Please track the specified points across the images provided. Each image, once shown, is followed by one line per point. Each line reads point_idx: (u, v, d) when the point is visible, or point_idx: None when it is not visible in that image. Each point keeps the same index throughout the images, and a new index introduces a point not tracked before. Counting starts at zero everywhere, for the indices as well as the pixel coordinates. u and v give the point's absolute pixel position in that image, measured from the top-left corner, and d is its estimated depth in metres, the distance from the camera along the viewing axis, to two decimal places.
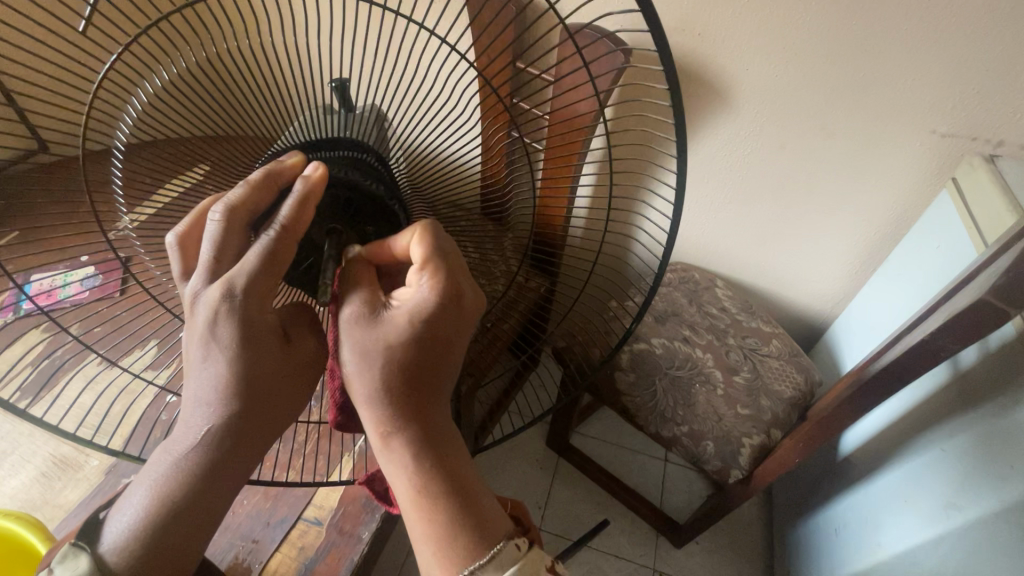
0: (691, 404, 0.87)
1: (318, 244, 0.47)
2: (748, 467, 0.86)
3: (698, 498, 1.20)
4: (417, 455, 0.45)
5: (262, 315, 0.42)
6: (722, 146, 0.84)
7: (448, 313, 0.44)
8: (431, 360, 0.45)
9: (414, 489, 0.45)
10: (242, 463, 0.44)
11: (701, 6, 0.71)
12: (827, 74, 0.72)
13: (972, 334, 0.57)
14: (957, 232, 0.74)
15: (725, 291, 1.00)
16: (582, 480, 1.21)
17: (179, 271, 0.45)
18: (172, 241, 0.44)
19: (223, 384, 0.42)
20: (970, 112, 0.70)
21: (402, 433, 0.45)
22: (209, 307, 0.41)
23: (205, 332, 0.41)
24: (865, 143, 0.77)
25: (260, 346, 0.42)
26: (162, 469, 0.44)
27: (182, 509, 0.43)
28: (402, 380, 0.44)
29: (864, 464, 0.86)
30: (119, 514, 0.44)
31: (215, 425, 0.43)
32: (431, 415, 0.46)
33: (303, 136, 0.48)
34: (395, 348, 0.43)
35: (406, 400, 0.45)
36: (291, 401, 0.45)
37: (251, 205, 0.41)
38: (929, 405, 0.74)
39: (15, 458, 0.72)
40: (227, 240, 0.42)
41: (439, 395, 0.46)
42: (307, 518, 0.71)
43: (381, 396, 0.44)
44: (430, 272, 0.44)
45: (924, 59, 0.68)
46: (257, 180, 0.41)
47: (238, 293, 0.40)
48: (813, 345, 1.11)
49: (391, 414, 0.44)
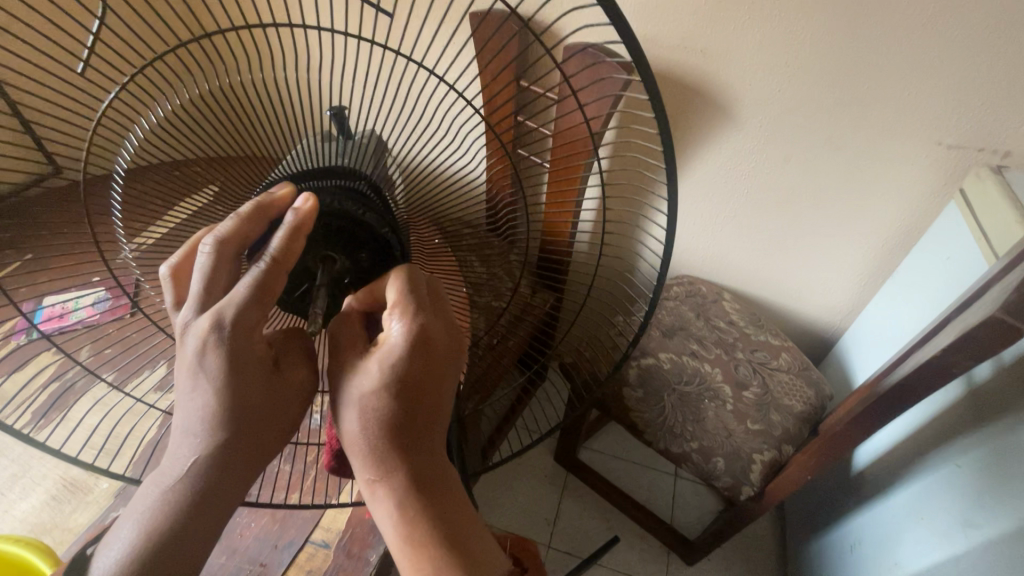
0: (699, 420, 0.86)
1: (311, 271, 0.48)
2: (759, 484, 0.85)
3: (709, 514, 1.18)
4: (404, 503, 0.44)
5: (251, 345, 0.42)
6: (726, 161, 0.84)
7: (428, 355, 0.44)
8: (416, 404, 0.43)
9: (403, 536, 0.44)
10: (228, 493, 0.44)
11: (701, 25, 0.72)
12: (831, 89, 0.72)
13: (984, 350, 0.57)
14: (966, 245, 0.73)
15: (732, 305, 0.99)
16: (591, 496, 1.20)
17: (173, 300, 0.45)
18: (165, 273, 0.45)
19: (211, 414, 0.42)
20: (976, 124, 0.70)
21: (388, 481, 0.44)
22: (198, 337, 0.41)
23: (192, 362, 0.41)
24: (869, 156, 0.77)
25: (248, 377, 0.42)
26: (152, 503, 0.43)
27: (169, 544, 0.42)
28: (385, 429, 0.43)
29: (879, 480, 0.85)
30: (107, 551, 0.42)
31: (201, 456, 0.42)
32: (420, 458, 0.44)
33: (301, 164, 0.50)
34: (377, 393, 0.42)
35: (393, 447, 0.43)
36: (275, 432, 0.45)
37: (241, 235, 0.42)
38: (942, 419, 0.73)
39: (25, 482, 0.73)
40: (217, 272, 0.42)
41: (432, 443, 0.45)
42: (314, 540, 0.71)
43: (368, 447, 0.43)
44: (405, 315, 0.43)
45: (926, 73, 0.68)
46: (250, 212, 0.42)
47: (227, 325, 0.41)
48: (823, 358, 1.10)
49: (375, 463, 0.43)
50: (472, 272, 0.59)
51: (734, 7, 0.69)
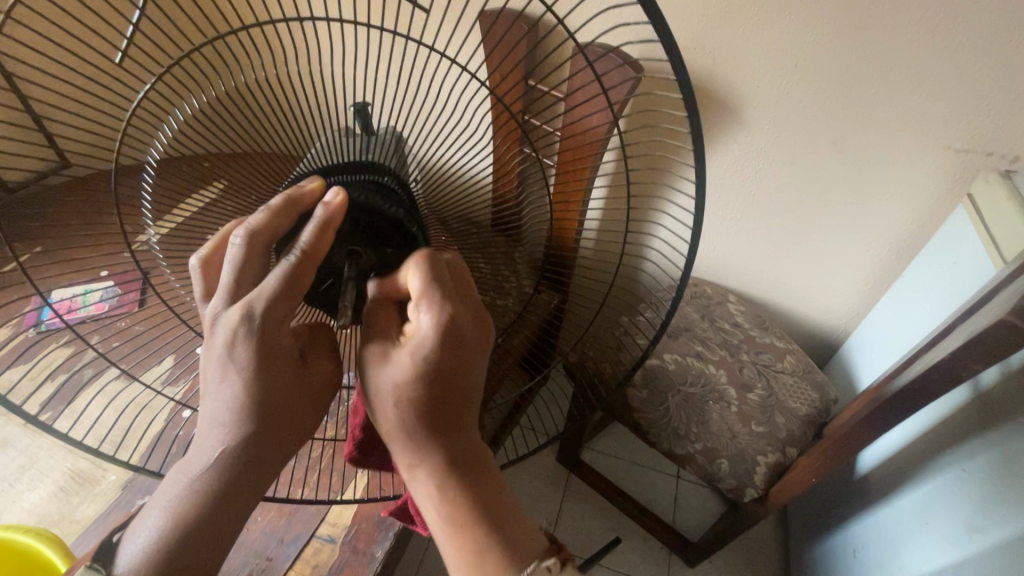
0: (704, 421, 0.86)
1: (337, 266, 0.48)
2: (763, 486, 0.85)
3: (712, 516, 1.18)
4: (442, 487, 0.45)
5: (279, 337, 0.42)
6: (734, 161, 0.84)
7: (456, 342, 0.43)
8: (447, 390, 0.44)
9: (443, 518, 0.46)
10: (254, 484, 0.44)
11: (711, 26, 0.72)
12: (840, 91, 0.72)
13: (991, 355, 0.56)
14: (975, 249, 0.73)
15: (737, 307, 0.99)
16: (593, 497, 1.20)
17: (201, 292, 0.46)
18: (195, 264, 0.45)
19: (236, 406, 0.42)
20: (985, 128, 0.70)
21: (425, 464, 0.45)
22: (228, 328, 0.41)
23: (221, 352, 0.42)
24: (877, 159, 0.77)
25: (276, 369, 0.43)
26: (179, 491, 0.43)
27: (197, 532, 0.43)
28: (420, 417, 0.44)
29: (883, 485, 0.84)
30: (134, 538, 0.43)
31: (229, 447, 0.42)
32: (454, 441, 0.45)
33: (323, 159, 0.50)
34: (409, 383, 0.43)
35: (427, 432, 0.44)
36: (301, 425, 0.45)
37: (271, 229, 0.42)
38: (948, 424, 0.73)
39: (34, 473, 0.73)
40: (247, 265, 0.43)
41: (467, 430, 0.46)
42: (320, 535, 0.71)
43: (404, 433, 0.45)
44: (431, 304, 0.43)
45: (934, 76, 0.68)
46: (281, 205, 0.43)
47: (257, 317, 0.41)
48: (827, 361, 1.10)
49: (412, 449, 0.45)
50: (477, 270, 0.59)
51: (744, 8, 0.69)
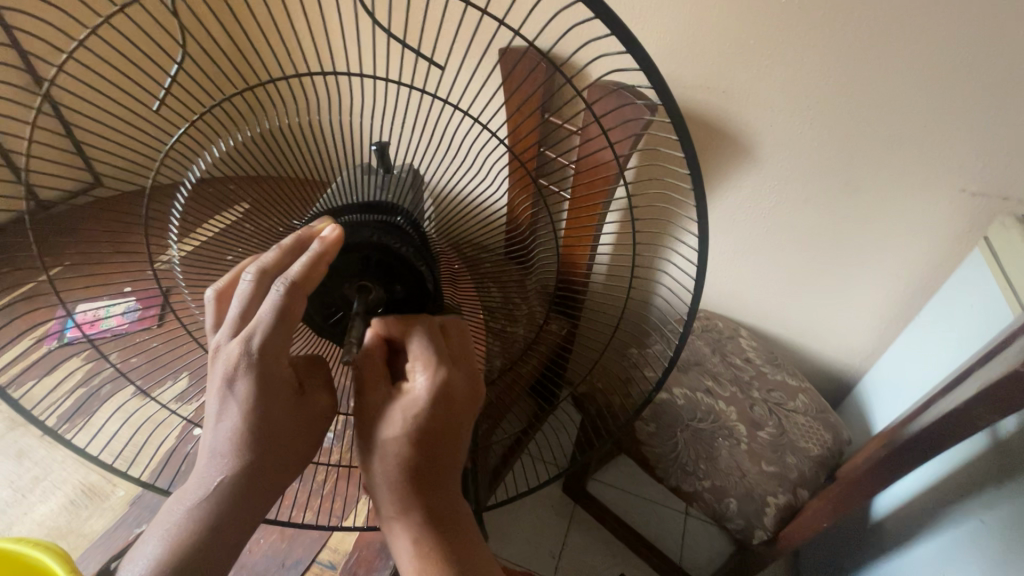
0: (712, 458, 0.85)
1: (348, 300, 0.51)
2: (773, 528, 0.83)
3: (720, 556, 1.15)
4: (420, 541, 0.48)
5: (277, 369, 0.44)
6: (746, 198, 0.85)
7: (444, 409, 0.47)
8: (433, 452, 0.47)
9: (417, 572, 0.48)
10: (251, 512, 0.46)
11: (723, 68, 0.74)
12: (852, 134, 0.73)
13: (1007, 405, 0.55)
14: (992, 293, 0.72)
15: (749, 342, 0.98)
16: (599, 530, 1.18)
17: (212, 323, 0.48)
18: (210, 295, 0.48)
19: (236, 435, 0.45)
20: (1000, 173, 0.70)
21: (407, 519, 0.48)
22: (229, 360, 0.43)
23: (222, 385, 0.44)
24: (890, 201, 0.77)
25: (273, 400, 0.45)
26: (176, 520, 0.45)
27: (191, 562, 0.44)
28: (405, 474, 0.47)
29: (899, 532, 0.82)
30: (131, 565, 0.45)
31: (226, 476, 0.44)
32: (435, 501, 0.48)
33: (340, 198, 0.53)
34: (395, 440, 0.46)
35: (411, 490, 0.47)
36: (297, 454, 0.47)
37: (279, 265, 0.45)
38: (965, 472, 0.71)
39: (47, 484, 0.74)
40: (253, 298, 0.45)
41: (448, 493, 0.49)
42: (321, 560, 0.71)
43: (387, 487, 0.48)
44: (429, 370, 0.46)
45: (947, 120, 0.68)
46: (287, 245, 0.45)
47: (255, 350, 0.43)
48: (842, 401, 1.08)
49: (395, 502, 0.48)
50: (488, 296, 0.61)
51: (757, 51, 0.71)
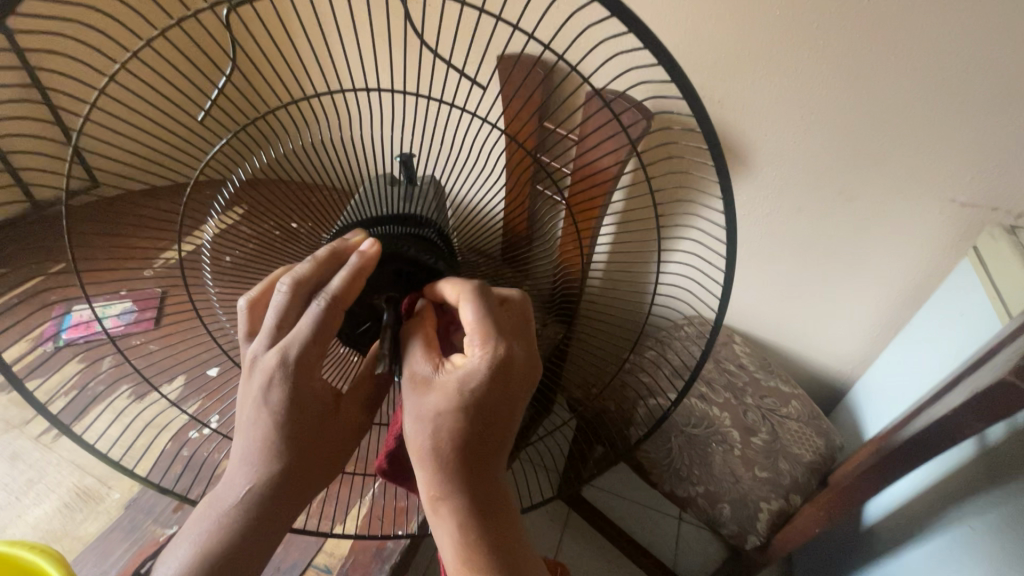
0: (707, 463, 0.86)
1: (375, 310, 0.53)
2: (766, 534, 0.83)
3: (714, 562, 1.15)
4: (464, 524, 0.46)
5: (311, 380, 0.47)
6: (741, 206, 0.86)
7: (501, 382, 0.46)
8: (485, 426, 0.46)
9: (459, 556, 0.46)
10: (279, 519, 0.48)
11: (719, 78, 0.75)
12: (844, 145, 0.75)
13: (996, 413, 0.56)
14: (981, 302, 0.73)
15: (742, 348, 0.99)
16: (593, 535, 1.18)
17: (246, 331, 0.50)
18: (243, 305, 0.50)
19: (270, 445, 0.46)
20: (989, 183, 0.71)
21: (451, 500, 0.46)
22: (265, 372, 0.46)
23: (259, 395, 0.46)
24: (881, 210, 0.79)
25: (306, 410, 0.47)
26: (207, 526, 0.47)
27: (221, 565, 0.46)
28: (456, 448, 0.46)
29: (889, 539, 0.83)
30: (163, 566, 0.47)
31: (256, 485, 0.46)
32: (478, 486, 0.46)
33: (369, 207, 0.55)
34: (448, 411, 0.46)
35: (459, 468, 0.46)
36: (326, 462, 0.49)
37: (315, 277, 0.47)
38: (955, 478, 0.72)
39: (41, 487, 0.74)
40: (290, 308, 0.47)
41: (488, 480, 0.47)
42: (316, 564, 0.71)
43: (434, 463, 0.46)
44: (487, 340, 0.47)
45: (937, 131, 0.70)
46: (321, 256, 0.47)
47: (292, 361, 0.45)
48: (834, 407, 1.09)
49: (440, 482, 0.46)
50: None
51: (752, 62, 0.72)
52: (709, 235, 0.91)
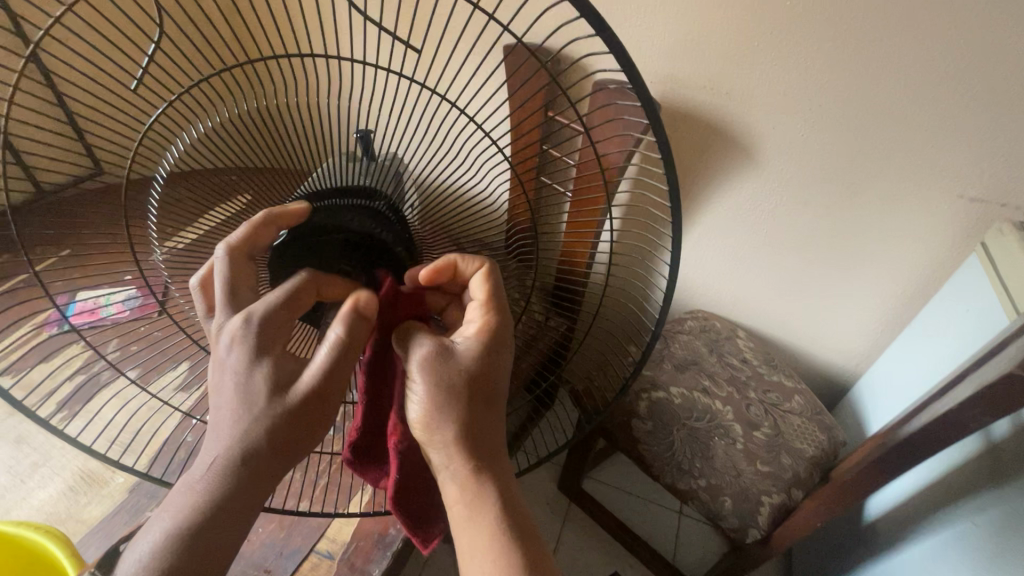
0: (708, 457, 0.86)
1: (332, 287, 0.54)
2: (767, 527, 0.83)
3: (714, 555, 1.16)
4: (476, 473, 0.50)
5: (274, 339, 0.47)
6: (748, 198, 0.85)
7: (504, 344, 0.52)
8: (490, 385, 0.50)
9: (470, 503, 0.50)
10: (258, 477, 0.46)
11: (729, 68, 0.74)
12: (854, 139, 0.74)
13: (1004, 406, 0.56)
14: (989, 298, 0.72)
15: (746, 342, 0.98)
16: (593, 527, 1.19)
17: (205, 308, 0.52)
18: (195, 283, 0.52)
19: (238, 400, 0.46)
20: (1000, 179, 0.71)
21: (462, 450, 0.49)
22: (229, 333, 0.47)
23: (222, 358, 0.47)
24: (891, 204, 0.78)
25: (271, 372, 0.47)
26: (186, 494, 0.46)
27: (203, 526, 0.45)
28: (466, 402, 0.49)
29: (891, 534, 0.83)
30: (141, 541, 0.46)
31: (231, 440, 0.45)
32: (486, 436, 0.50)
33: (323, 182, 0.53)
34: (461, 367, 0.49)
35: (469, 420, 0.49)
36: (306, 430, 0.47)
37: (251, 241, 0.49)
38: (958, 474, 0.72)
39: (46, 470, 0.74)
40: (237, 277, 0.49)
41: (499, 447, 0.52)
42: (319, 550, 0.71)
43: (448, 420, 0.48)
44: (493, 308, 0.52)
45: (948, 124, 0.69)
46: (259, 219, 0.48)
47: (255, 320, 0.46)
48: (837, 403, 1.09)
49: (452, 435, 0.49)
50: None
51: (761, 52, 0.71)
52: (715, 229, 0.91)
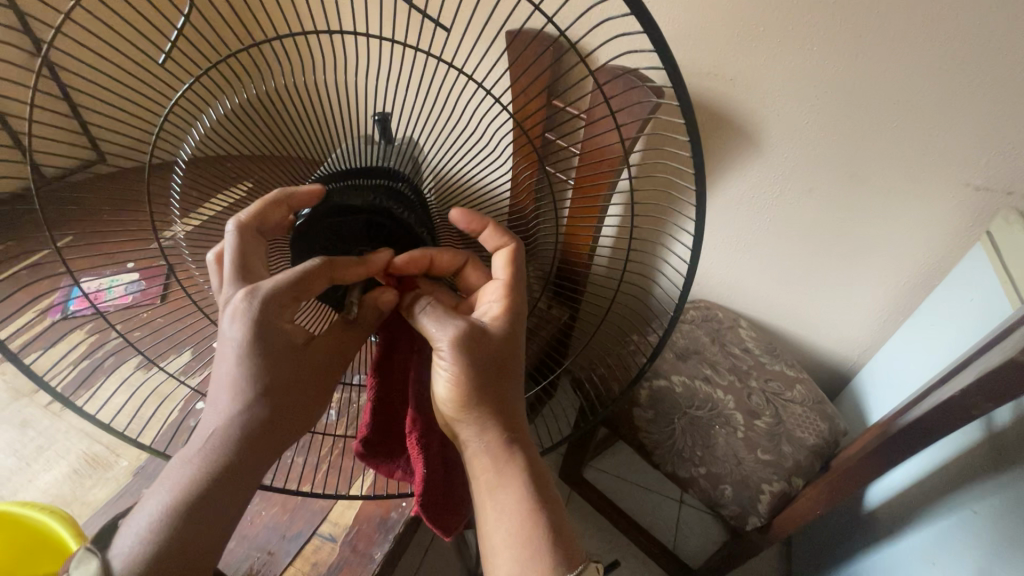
0: (709, 445, 0.86)
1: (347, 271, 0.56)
2: (767, 514, 0.84)
3: (714, 543, 1.17)
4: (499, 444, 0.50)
5: (278, 317, 0.48)
6: (752, 186, 0.85)
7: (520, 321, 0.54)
8: (509, 359, 0.52)
9: (497, 474, 0.50)
10: (262, 452, 0.46)
11: (733, 54, 0.73)
12: (859, 125, 0.73)
13: (1004, 393, 0.55)
14: (993, 287, 0.72)
15: (748, 332, 0.98)
16: (593, 514, 1.19)
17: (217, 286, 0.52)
18: (211, 258, 0.52)
19: (245, 372, 0.46)
20: (1008, 167, 0.70)
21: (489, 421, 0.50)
22: (232, 307, 0.47)
23: (225, 333, 0.47)
24: (895, 193, 0.77)
25: (272, 349, 0.47)
26: (187, 470, 0.44)
27: (203, 500, 0.43)
28: (489, 374, 0.50)
29: (890, 522, 0.83)
30: (133, 523, 0.42)
31: (238, 410, 0.45)
32: (508, 408, 0.51)
33: (343, 164, 0.55)
34: (484, 341, 0.51)
35: (493, 391, 0.51)
36: (306, 399, 0.49)
37: (259, 218, 0.50)
38: (957, 462, 0.72)
39: (51, 453, 0.75)
40: (246, 250, 0.50)
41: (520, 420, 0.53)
42: (322, 533, 0.72)
43: (474, 391, 0.50)
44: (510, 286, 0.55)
45: (954, 111, 0.68)
46: (273, 199, 0.50)
47: (260, 294, 0.47)
48: (839, 393, 1.09)
49: (474, 407, 0.50)
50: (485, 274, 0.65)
51: (767, 37, 0.70)
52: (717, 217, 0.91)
